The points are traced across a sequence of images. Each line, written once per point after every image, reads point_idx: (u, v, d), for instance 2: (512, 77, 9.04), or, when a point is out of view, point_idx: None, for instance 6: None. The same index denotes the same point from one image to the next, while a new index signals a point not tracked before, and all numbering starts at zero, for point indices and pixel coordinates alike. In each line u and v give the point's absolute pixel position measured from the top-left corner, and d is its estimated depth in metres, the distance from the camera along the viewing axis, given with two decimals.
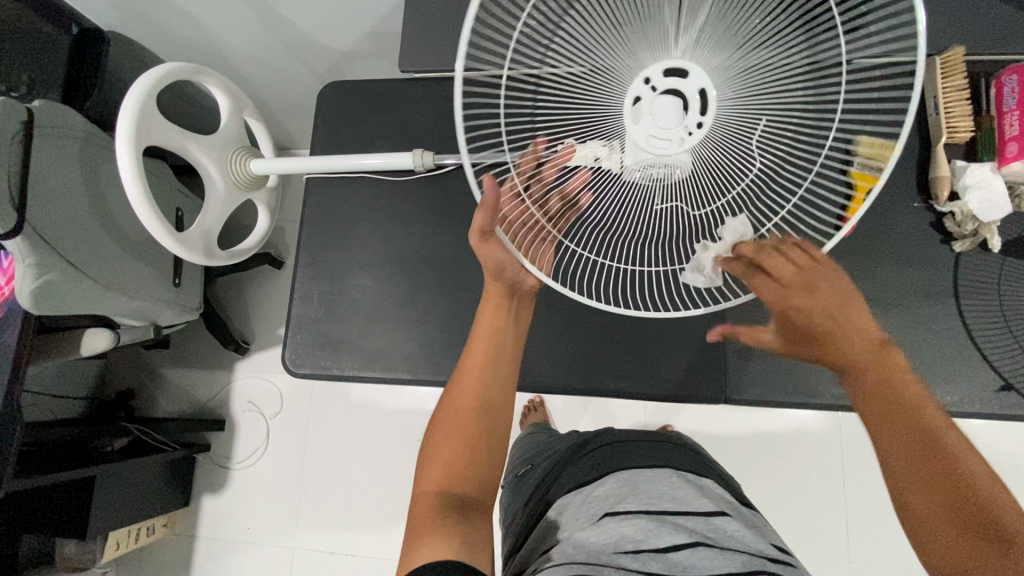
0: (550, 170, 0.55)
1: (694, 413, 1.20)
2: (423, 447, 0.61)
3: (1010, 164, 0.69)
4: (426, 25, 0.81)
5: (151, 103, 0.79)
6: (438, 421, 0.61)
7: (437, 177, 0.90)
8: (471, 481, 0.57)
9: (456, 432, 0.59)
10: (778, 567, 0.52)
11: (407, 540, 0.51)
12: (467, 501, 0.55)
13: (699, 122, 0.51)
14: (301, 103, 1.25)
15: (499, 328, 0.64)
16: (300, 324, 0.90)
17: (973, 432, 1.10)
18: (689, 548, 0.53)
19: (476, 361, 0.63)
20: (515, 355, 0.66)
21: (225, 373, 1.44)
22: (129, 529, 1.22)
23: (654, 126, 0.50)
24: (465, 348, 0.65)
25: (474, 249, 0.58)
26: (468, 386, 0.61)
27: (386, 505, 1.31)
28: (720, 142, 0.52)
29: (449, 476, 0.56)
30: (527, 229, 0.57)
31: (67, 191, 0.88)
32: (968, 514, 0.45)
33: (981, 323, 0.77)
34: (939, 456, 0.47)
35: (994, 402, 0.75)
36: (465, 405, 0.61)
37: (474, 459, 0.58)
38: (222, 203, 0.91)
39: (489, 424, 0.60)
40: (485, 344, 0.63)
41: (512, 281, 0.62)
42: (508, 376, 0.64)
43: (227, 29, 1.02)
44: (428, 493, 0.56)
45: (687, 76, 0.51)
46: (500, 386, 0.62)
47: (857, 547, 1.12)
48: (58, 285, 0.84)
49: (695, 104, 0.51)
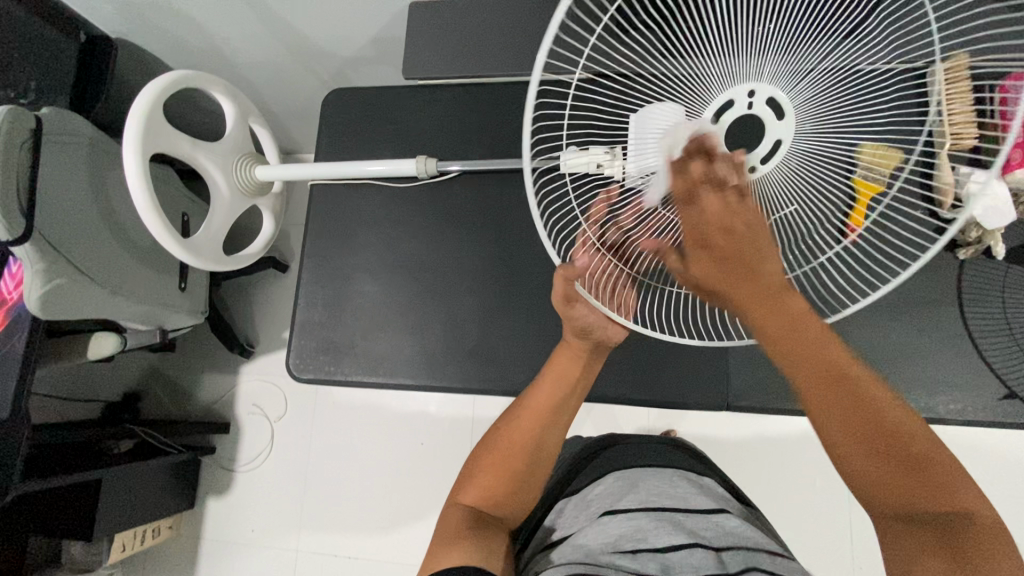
0: (628, 217, 0.58)
1: (696, 417, 1.20)
2: (467, 462, 0.64)
3: (1016, 171, 0.68)
4: (429, 33, 0.81)
5: (157, 110, 0.80)
6: (487, 442, 0.64)
7: (440, 183, 0.91)
8: (503, 505, 0.60)
9: (506, 462, 0.61)
10: (775, 562, 0.52)
11: (434, 546, 0.55)
12: (494, 520, 0.59)
13: (754, 167, 0.52)
14: (306, 109, 1.25)
15: (569, 370, 0.65)
16: (304, 329, 0.91)
17: (977, 437, 1.09)
18: (687, 548, 0.53)
19: (542, 403, 0.63)
20: (581, 395, 0.67)
21: (230, 375, 1.45)
22: (135, 531, 1.23)
23: (719, 142, 0.51)
24: (530, 386, 0.65)
25: (560, 314, 0.62)
26: (530, 423, 0.62)
27: (390, 508, 1.31)
28: (791, 169, 0.53)
29: (485, 495, 0.60)
30: (609, 281, 0.60)
31: (75, 196, 0.89)
32: (904, 462, 0.46)
33: (985, 331, 0.76)
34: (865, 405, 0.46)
35: (998, 410, 0.75)
36: (523, 438, 0.62)
37: (518, 489, 0.61)
38: (228, 209, 0.92)
39: (540, 459, 0.62)
40: (554, 385, 0.64)
41: (598, 339, 0.64)
42: (570, 415, 0.65)
43: (233, 36, 1.02)
44: (460, 505, 0.60)
45: (782, 117, 0.51)
46: (557, 426, 0.63)
47: (861, 553, 1.11)
48: (66, 290, 0.85)
49: (766, 147, 0.51)
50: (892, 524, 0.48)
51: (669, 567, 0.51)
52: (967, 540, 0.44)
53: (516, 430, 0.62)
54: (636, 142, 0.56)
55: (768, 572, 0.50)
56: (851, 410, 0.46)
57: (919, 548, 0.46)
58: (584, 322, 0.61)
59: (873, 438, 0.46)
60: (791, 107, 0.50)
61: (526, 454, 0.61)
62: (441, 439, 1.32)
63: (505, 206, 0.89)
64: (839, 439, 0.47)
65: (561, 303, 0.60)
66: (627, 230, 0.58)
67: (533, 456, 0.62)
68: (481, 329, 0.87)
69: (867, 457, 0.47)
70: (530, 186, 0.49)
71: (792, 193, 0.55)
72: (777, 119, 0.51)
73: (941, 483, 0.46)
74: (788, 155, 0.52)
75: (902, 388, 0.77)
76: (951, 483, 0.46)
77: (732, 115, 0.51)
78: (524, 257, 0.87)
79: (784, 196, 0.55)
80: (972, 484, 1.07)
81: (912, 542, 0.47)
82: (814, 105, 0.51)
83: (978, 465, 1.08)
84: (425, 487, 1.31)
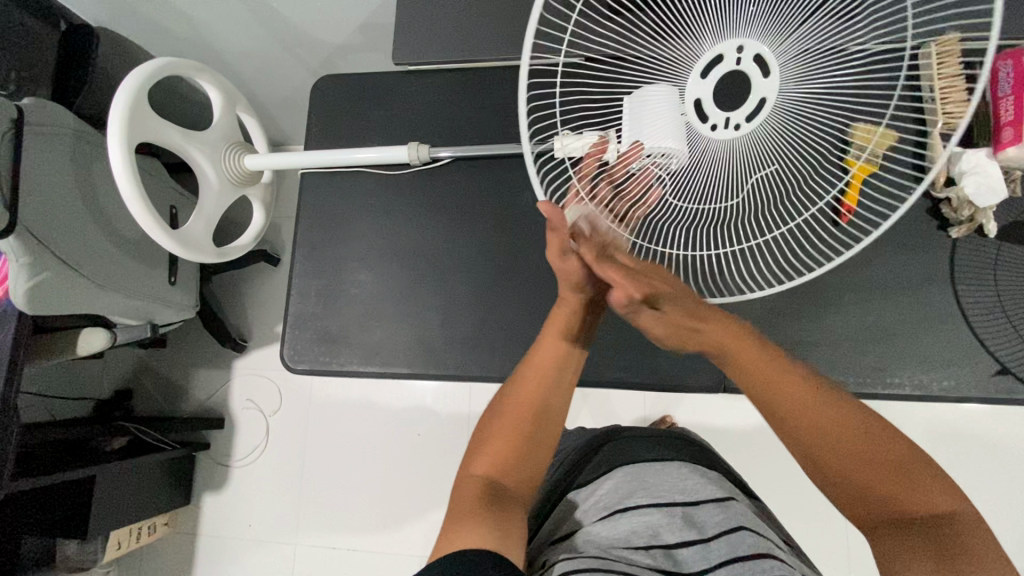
0: (620, 172, 0.56)
1: (693, 403, 1.21)
2: (472, 438, 0.62)
3: (1006, 150, 0.68)
4: (419, 17, 0.80)
5: (141, 100, 0.78)
6: (493, 413, 0.62)
7: (432, 171, 0.90)
8: (518, 477, 0.58)
9: (515, 427, 0.60)
10: (783, 550, 0.54)
11: (448, 525, 0.53)
12: (508, 494, 0.57)
13: (740, 123, 0.51)
14: (293, 98, 1.24)
15: (567, 333, 0.65)
16: (298, 320, 0.90)
17: (969, 419, 1.11)
18: (701, 543, 0.54)
19: (542, 369, 0.63)
20: (580, 362, 0.66)
21: (223, 371, 1.44)
22: (130, 528, 1.22)
23: (706, 99, 0.51)
24: (529, 353, 0.65)
25: (553, 268, 0.61)
26: (530, 390, 0.62)
27: (388, 500, 1.31)
28: (775, 128, 0.52)
29: (495, 466, 0.58)
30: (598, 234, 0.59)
31: (60, 190, 0.87)
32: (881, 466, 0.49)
33: (978, 308, 0.77)
34: (831, 421, 0.50)
35: (993, 386, 0.76)
36: (525, 404, 0.61)
37: (528, 456, 0.59)
38: (216, 198, 0.91)
39: (546, 427, 0.61)
40: (552, 351, 0.64)
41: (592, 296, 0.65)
42: (571, 382, 0.65)
43: (218, 23, 1.00)
44: (474, 479, 0.58)
45: (768, 76, 0.50)
46: (561, 389, 0.63)
47: (856, 533, 1.13)
48: (54, 285, 0.84)
49: (750, 106, 0.50)
50: (885, 534, 0.49)
51: (681, 566, 0.53)
52: (946, 540, 0.46)
53: (522, 395, 0.62)
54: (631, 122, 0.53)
55: (780, 560, 0.50)
56: (814, 420, 0.50)
57: (902, 546, 0.47)
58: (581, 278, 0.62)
59: (840, 449, 0.50)
60: (778, 69, 0.50)
61: (532, 421, 0.60)
62: (438, 431, 1.32)
63: (498, 192, 0.88)
64: (822, 452, 0.50)
65: (554, 257, 0.59)
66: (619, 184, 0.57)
67: (539, 421, 0.61)
68: (477, 317, 0.86)
69: (840, 467, 0.50)
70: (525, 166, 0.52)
71: (779, 152, 0.54)
72: (765, 77, 0.50)
73: (922, 488, 0.48)
74: (775, 115, 0.51)
75: (896, 366, 0.78)
76: (928, 490, 0.48)
77: (720, 69, 0.50)
78: (523, 244, 0.86)
79: (769, 156, 0.54)
80: (970, 469, 1.09)
81: (899, 546, 0.47)
82: (800, 70, 0.50)
83: (971, 447, 1.10)
84: (422, 477, 1.31)
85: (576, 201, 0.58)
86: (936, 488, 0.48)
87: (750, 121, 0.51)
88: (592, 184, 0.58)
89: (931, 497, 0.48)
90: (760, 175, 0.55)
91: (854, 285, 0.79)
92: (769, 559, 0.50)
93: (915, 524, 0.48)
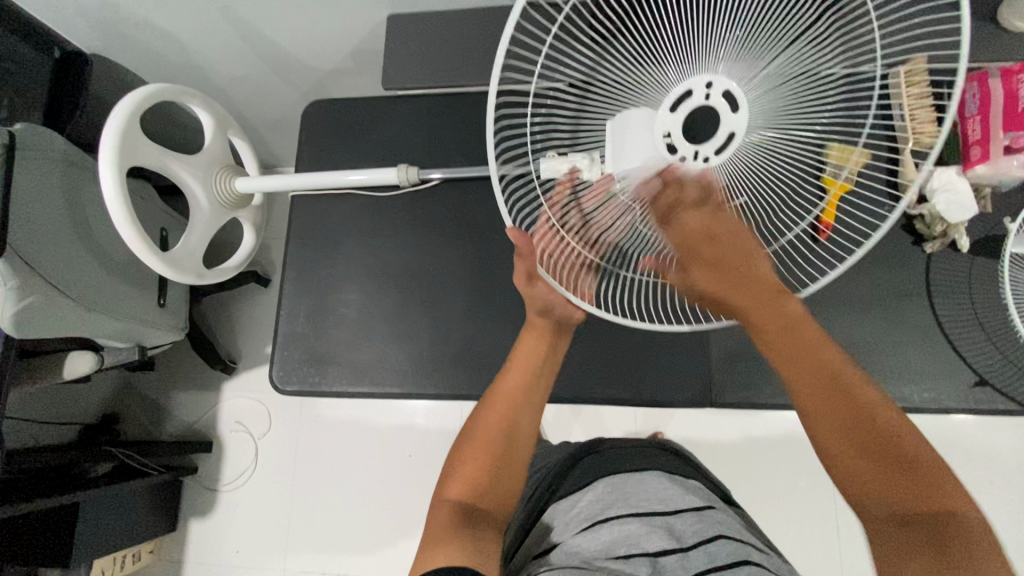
0: (587, 201, 0.58)
1: (683, 419, 1.21)
2: (446, 461, 0.63)
3: (976, 167, 0.71)
4: (408, 45, 0.83)
5: (133, 127, 0.79)
6: (463, 438, 0.63)
7: (421, 192, 0.91)
8: (493, 497, 0.58)
9: (486, 447, 0.61)
10: (764, 558, 0.54)
11: (424, 547, 0.53)
12: (482, 514, 0.56)
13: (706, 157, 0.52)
14: (285, 121, 1.25)
15: (534, 355, 0.67)
16: (287, 341, 0.91)
17: (958, 431, 1.12)
18: (679, 551, 0.54)
19: (510, 388, 0.65)
20: (547, 385, 0.68)
21: (212, 393, 1.43)
22: (115, 557, 1.20)
23: (677, 133, 0.52)
24: (499, 373, 0.67)
25: (524, 290, 0.67)
26: (498, 412, 0.63)
27: (378, 523, 1.30)
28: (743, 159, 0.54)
29: (468, 487, 0.58)
30: (565, 261, 0.62)
31: (49, 212, 0.87)
32: (894, 462, 0.50)
33: (954, 321, 0.79)
34: (852, 407, 0.51)
35: (970, 398, 0.77)
36: (494, 425, 0.62)
37: (500, 477, 0.59)
38: (206, 223, 0.92)
39: (516, 446, 0.62)
40: (521, 369, 0.66)
41: (561, 317, 0.67)
42: (540, 402, 0.66)
43: (211, 50, 1.02)
44: (447, 502, 0.57)
45: (737, 112, 0.51)
46: (529, 409, 0.64)
47: (848, 547, 1.13)
48: (39, 308, 0.83)
49: (719, 139, 0.51)
50: (888, 528, 0.49)
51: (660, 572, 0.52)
52: (949, 539, 0.46)
53: (491, 415, 0.63)
54: (614, 147, 0.55)
55: (759, 566, 0.51)
56: (838, 410, 0.52)
57: (903, 549, 0.47)
58: (549, 299, 0.65)
59: (858, 447, 0.51)
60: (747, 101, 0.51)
61: (501, 440, 0.61)
62: (429, 452, 1.31)
63: (486, 211, 0.90)
64: (838, 450, 0.52)
65: (523, 280, 0.66)
66: (586, 213, 0.59)
67: (509, 440, 0.62)
68: (466, 335, 0.87)
69: (858, 468, 0.51)
70: (500, 193, 0.53)
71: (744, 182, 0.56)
72: (733, 111, 0.51)
73: (935, 484, 0.49)
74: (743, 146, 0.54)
75: (876, 379, 0.79)
76: (944, 488, 0.49)
77: (687, 105, 0.52)
78: (511, 263, 0.88)
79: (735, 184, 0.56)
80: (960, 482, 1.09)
81: (899, 545, 0.48)
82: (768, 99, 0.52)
83: (961, 460, 1.11)
84: (412, 498, 1.30)
85: (546, 227, 0.61)
86: (950, 487, 0.49)
87: (718, 153, 0.52)
88: (563, 210, 0.60)
89: (942, 495, 0.48)
90: (729, 204, 0.57)
91: (834, 300, 0.81)
92: (746, 565, 0.51)
93: (920, 518, 0.48)
